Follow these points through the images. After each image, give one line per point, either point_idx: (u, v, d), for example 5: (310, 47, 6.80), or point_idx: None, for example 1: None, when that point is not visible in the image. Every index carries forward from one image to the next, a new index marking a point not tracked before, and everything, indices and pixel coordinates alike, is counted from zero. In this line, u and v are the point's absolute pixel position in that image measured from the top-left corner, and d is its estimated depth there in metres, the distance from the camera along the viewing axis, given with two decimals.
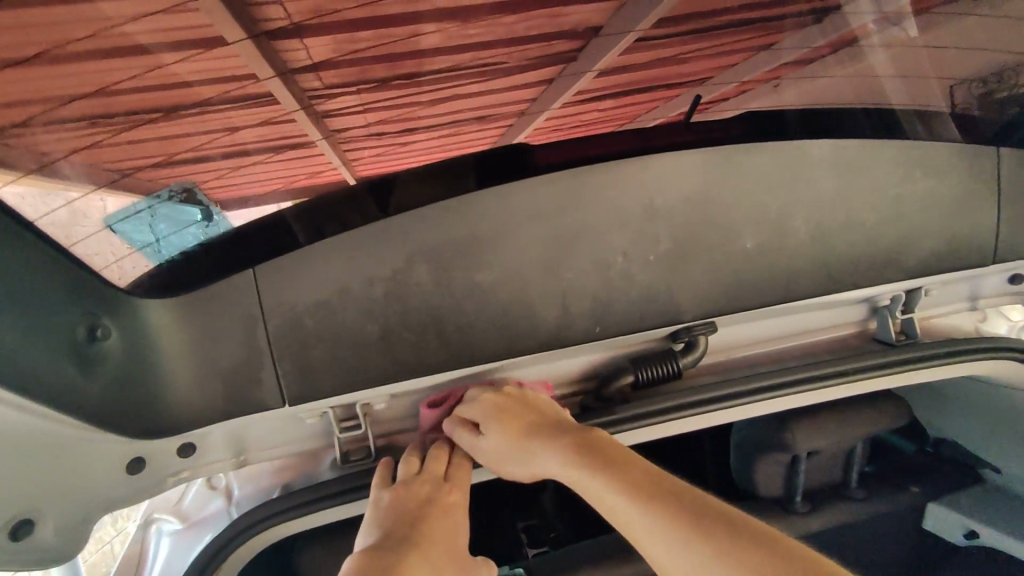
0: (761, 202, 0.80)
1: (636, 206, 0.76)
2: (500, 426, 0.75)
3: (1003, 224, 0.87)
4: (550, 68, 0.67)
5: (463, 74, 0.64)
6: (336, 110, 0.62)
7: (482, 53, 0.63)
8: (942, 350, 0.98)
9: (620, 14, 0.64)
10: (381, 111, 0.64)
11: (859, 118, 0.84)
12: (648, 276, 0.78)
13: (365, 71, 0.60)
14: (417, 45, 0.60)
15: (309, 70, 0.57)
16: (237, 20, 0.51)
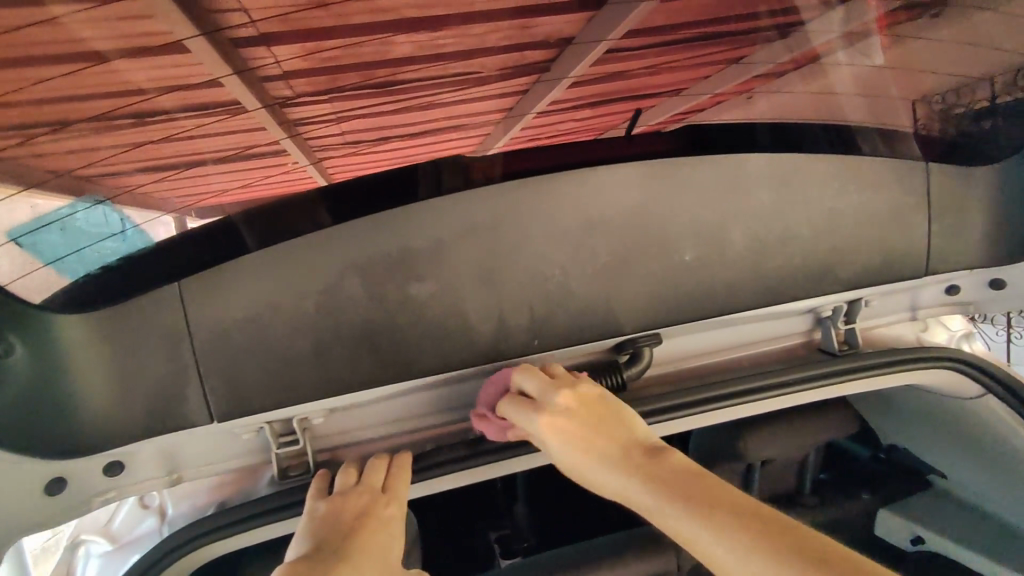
0: (699, 215, 0.79)
1: (573, 220, 0.75)
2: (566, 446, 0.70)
3: (936, 236, 0.89)
4: (525, 78, 0.60)
5: (442, 82, 0.58)
6: (307, 116, 0.57)
7: (464, 62, 0.57)
8: (881, 361, 0.99)
9: (597, 21, 0.58)
10: (353, 120, 0.59)
11: (815, 133, 0.81)
12: (585, 289, 0.78)
13: (338, 81, 0.54)
14: (390, 54, 0.54)
15: (276, 77, 0.52)
16: (186, 14, 0.45)
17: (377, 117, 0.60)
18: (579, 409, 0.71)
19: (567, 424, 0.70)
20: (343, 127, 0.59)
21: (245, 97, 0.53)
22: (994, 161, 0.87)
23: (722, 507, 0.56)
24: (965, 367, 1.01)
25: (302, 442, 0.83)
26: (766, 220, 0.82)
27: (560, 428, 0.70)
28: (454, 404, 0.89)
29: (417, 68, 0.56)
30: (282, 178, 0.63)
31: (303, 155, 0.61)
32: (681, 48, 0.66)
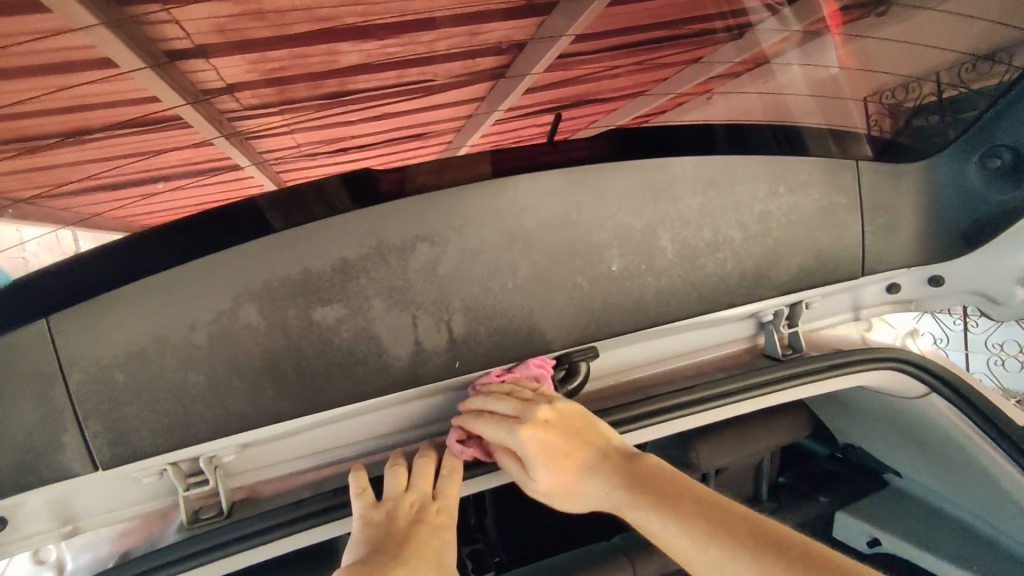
0: (625, 223, 0.76)
1: (491, 234, 0.71)
2: (542, 474, 0.74)
3: (869, 235, 0.87)
4: (476, 85, 0.73)
5: (391, 93, 0.69)
6: (261, 132, 0.64)
7: (407, 71, 0.68)
8: (825, 363, 0.96)
9: (541, 28, 0.73)
10: (307, 132, 0.67)
11: (767, 138, 0.82)
12: (507, 305, 0.74)
13: (289, 92, 0.63)
14: (338, 64, 0.63)
15: (224, 91, 0.59)
16: (136, 47, 0.50)
17: (334, 127, 0.69)
18: (560, 429, 0.74)
19: (551, 448, 0.73)
20: (298, 137, 0.68)
21: (160, 91, 0.55)
22: (924, 156, 0.85)
23: (717, 513, 0.65)
24: (911, 366, 0.99)
25: (212, 483, 0.77)
26: (694, 226, 0.79)
27: (544, 441, 0.73)
28: (382, 429, 0.84)
29: (365, 77, 0.66)
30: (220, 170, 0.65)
31: (247, 157, 0.65)
32: (621, 58, 0.85)
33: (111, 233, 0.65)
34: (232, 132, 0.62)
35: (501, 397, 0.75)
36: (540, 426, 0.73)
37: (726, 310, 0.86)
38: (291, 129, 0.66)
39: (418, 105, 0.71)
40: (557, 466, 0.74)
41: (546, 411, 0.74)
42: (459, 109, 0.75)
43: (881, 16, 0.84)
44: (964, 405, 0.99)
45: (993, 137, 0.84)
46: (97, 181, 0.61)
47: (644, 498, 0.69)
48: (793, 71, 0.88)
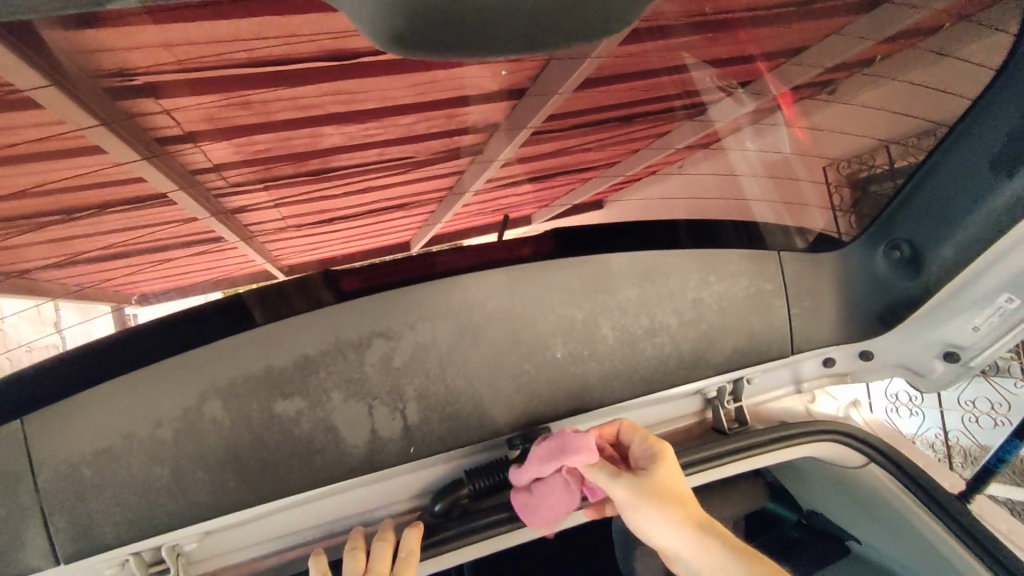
0: (566, 313, 0.83)
1: (444, 329, 0.78)
2: (644, 506, 0.87)
3: (797, 318, 0.94)
4: (460, 161, 0.69)
5: (376, 168, 0.64)
6: (248, 206, 0.61)
7: (394, 147, 0.63)
8: (768, 436, 1.02)
9: (514, 113, 0.68)
10: (295, 205, 0.64)
11: (730, 234, 0.91)
12: (457, 392, 0.80)
13: (274, 171, 0.60)
14: (319, 145, 0.59)
15: (212, 172, 0.57)
16: (88, 102, 0.47)
17: (320, 200, 0.64)
18: (666, 476, 0.89)
19: (662, 495, 0.87)
20: (283, 212, 0.64)
21: (158, 181, 0.54)
22: (838, 246, 0.94)
23: None
24: (847, 437, 1.05)
25: (174, 572, 0.79)
26: (632, 313, 0.86)
27: (667, 479, 0.88)
28: (343, 512, 0.88)
29: (348, 155, 0.61)
30: (223, 263, 0.65)
31: (236, 234, 0.62)
32: (592, 133, 0.76)
33: (96, 304, 0.63)
34: (219, 206, 0.60)
35: (645, 437, 0.92)
36: (671, 468, 0.90)
37: (669, 390, 0.92)
38: (278, 204, 0.63)
39: (399, 181, 0.66)
40: (665, 500, 0.87)
41: (662, 465, 0.89)
42: (446, 180, 0.70)
43: (830, 95, 0.86)
44: (900, 473, 1.04)
45: (892, 232, 0.93)
46: (86, 256, 0.58)
47: (733, 554, 0.83)
48: (745, 150, 0.89)
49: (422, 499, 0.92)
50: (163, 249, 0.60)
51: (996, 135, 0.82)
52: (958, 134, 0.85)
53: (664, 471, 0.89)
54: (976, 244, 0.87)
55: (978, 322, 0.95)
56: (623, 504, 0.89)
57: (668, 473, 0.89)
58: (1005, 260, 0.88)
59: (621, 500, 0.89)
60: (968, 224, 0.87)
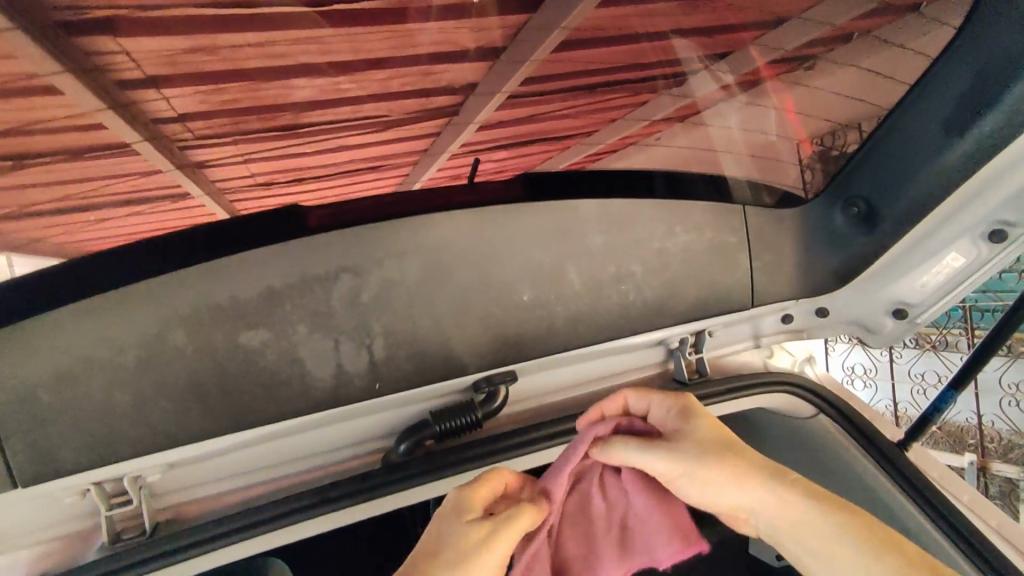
0: (534, 257, 0.84)
1: (412, 267, 0.79)
2: (692, 464, 0.66)
3: (758, 271, 0.97)
4: (437, 118, 0.73)
5: (347, 124, 0.68)
6: (211, 158, 0.64)
7: (364, 104, 0.67)
8: (725, 386, 1.05)
9: (493, 71, 0.72)
10: (264, 164, 0.68)
11: (699, 186, 0.94)
12: (423, 331, 0.81)
13: (236, 122, 0.62)
14: (286, 100, 0.62)
15: (174, 120, 0.58)
16: (63, 55, 0.50)
17: (285, 156, 0.68)
18: (709, 430, 0.69)
19: (716, 451, 0.66)
20: (250, 168, 0.68)
21: (154, 158, 0.61)
22: (798, 203, 0.98)
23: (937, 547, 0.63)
24: (797, 389, 1.11)
25: (137, 502, 0.79)
26: (599, 260, 0.88)
27: (707, 434, 0.69)
28: (308, 450, 0.88)
29: (324, 110, 0.65)
30: (174, 209, 0.68)
31: (201, 188, 0.67)
32: (580, 100, 0.84)
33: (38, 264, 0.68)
34: (186, 159, 0.63)
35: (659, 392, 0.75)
36: (705, 420, 0.71)
37: (633, 338, 0.94)
38: (245, 160, 0.66)
39: (374, 135, 0.71)
40: (716, 455, 0.66)
41: (697, 420, 0.70)
42: (421, 140, 0.76)
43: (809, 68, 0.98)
44: (845, 423, 1.10)
45: (849, 189, 0.96)
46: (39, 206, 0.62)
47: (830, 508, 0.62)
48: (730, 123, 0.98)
49: (387, 439, 0.93)
50: (123, 197, 0.64)
51: (950, 94, 0.85)
52: (919, 89, 0.87)
53: (700, 425, 0.70)
54: (926, 201, 0.92)
55: (926, 279, 0.99)
56: (666, 469, 0.66)
57: (704, 427, 0.70)
58: (953, 220, 0.92)
59: (660, 467, 0.67)
60: (919, 181, 0.91)
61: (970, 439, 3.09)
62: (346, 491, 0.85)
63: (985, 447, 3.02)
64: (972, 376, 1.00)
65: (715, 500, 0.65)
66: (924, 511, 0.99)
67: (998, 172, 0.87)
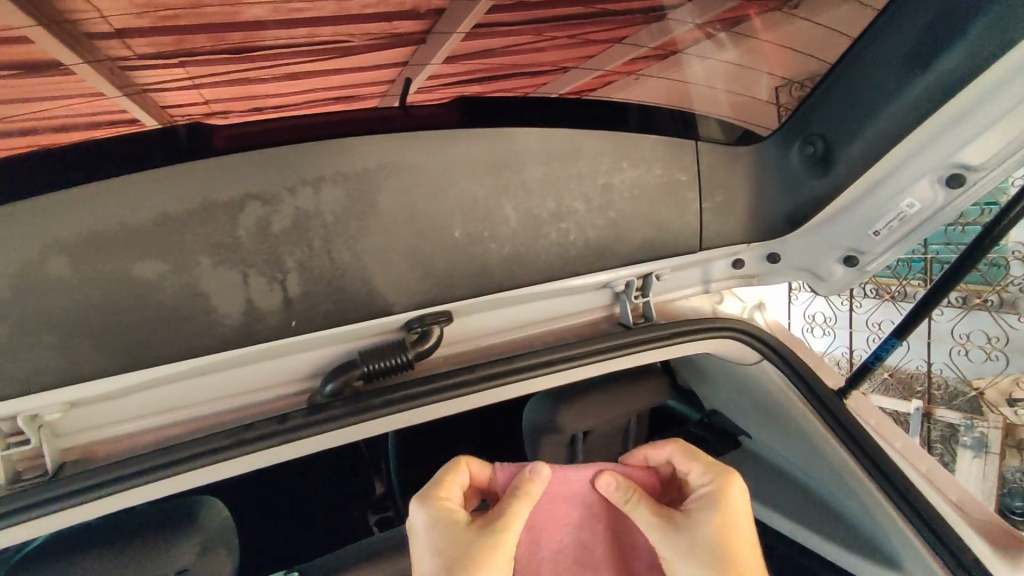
0: (467, 190, 0.78)
1: (332, 197, 0.72)
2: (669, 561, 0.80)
3: (708, 211, 0.93)
4: (398, 50, 0.82)
5: (300, 49, 0.76)
6: (153, 71, 0.71)
7: (319, 31, 0.74)
8: (672, 331, 1.02)
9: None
10: (215, 88, 0.75)
11: (667, 117, 0.90)
12: (344, 267, 0.75)
13: (185, 43, 0.69)
14: (236, 18, 0.69)
15: (113, 36, 0.66)
16: None
17: (240, 85, 0.76)
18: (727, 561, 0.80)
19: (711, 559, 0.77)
20: (203, 94, 0.75)
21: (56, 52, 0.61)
22: (756, 140, 0.93)
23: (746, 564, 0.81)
24: (748, 335, 1.07)
25: (34, 443, 0.73)
26: (538, 195, 0.82)
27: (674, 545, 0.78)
28: (228, 392, 0.83)
29: (269, 39, 0.73)
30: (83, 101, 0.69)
31: (148, 112, 0.72)
32: (548, 29, 0.93)
33: None
34: (127, 80, 0.70)
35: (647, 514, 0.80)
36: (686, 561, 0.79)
37: (575, 279, 0.90)
38: (199, 87, 0.74)
39: (330, 65, 0.80)
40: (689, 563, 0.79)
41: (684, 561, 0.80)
42: (382, 72, 0.83)
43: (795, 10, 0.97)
44: (789, 370, 1.08)
45: (809, 126, 0.91)
46: None
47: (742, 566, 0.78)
48: (710, 62, 0.99)
49: (315, 380, 0.88)
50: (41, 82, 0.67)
51: (919, 23, 0.79)
52: (888, 17, 0.81)
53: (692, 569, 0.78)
54: (886, 142, 0.88)
55: (879, 226, 0.96)
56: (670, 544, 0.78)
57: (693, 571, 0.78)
58: (912, 160, 0.89)
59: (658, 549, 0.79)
60: (881, 120, 0.86)
61: (918, 387, 3.21)
62: (262, 432, 0.81)
63: (931, 394, 3.13)
64: (916, 325, 0.98)
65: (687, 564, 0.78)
66: (858, 459, 1.06)
67: (961, 113, 0.84)
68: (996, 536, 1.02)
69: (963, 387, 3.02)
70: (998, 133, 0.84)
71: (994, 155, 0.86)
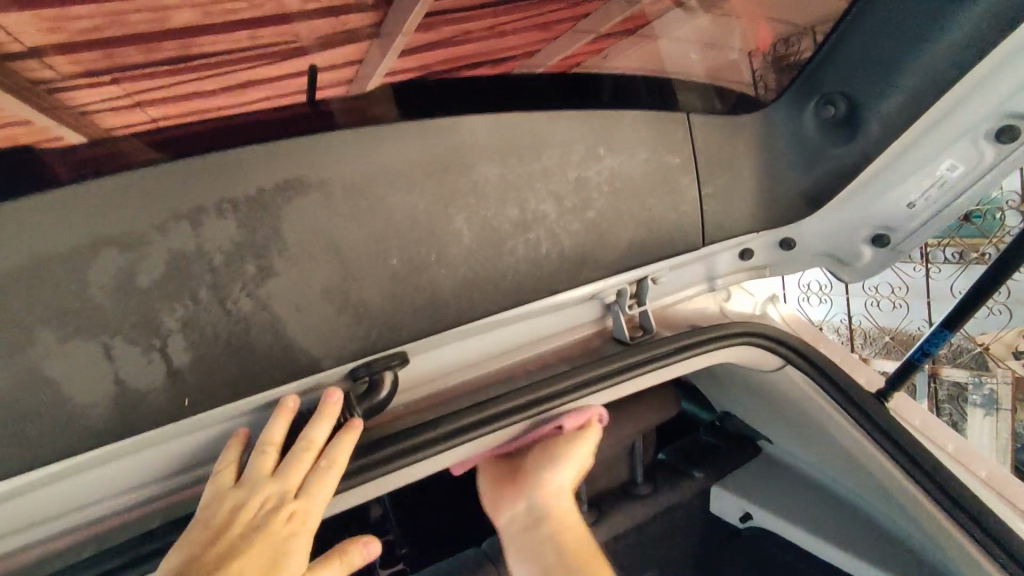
0: (401, 203, 0.60)
1: (215, 231, 0.54)
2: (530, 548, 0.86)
3: (709, 199, 0.76)
4: (348, 47, 0.58)
5: (251, 55, 0.53)
6: (84, 94, 0.49)
7: (264, 31, 0.52)
8: (677, 343, 0.86)
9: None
10: (162, 103, 0.53)
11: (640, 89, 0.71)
12: (247, 321, 0.57)
13: (117, 57, 0.47)
14: (167, 24, 0.47)
15: (25, 57, 0.44)
16: None
17: (190, 94, 0.53)
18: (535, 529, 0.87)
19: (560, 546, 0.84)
20: (149, 112, 0.53)
21: None
22: (755, 106, 0.76)
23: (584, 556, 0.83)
24: (765, 340, 0.91)
25: None
26: (495, 201, 0.65)
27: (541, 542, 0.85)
28: (125, 488, 0.64)
29: (211, 43, 0.50)
30: None
31: (74, 129, 0.51)
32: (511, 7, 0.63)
33: None
34: (53, 103, 0.48)
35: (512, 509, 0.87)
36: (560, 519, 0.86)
37: (555, 298, 0.73)
38: (140, 104, 0.52)
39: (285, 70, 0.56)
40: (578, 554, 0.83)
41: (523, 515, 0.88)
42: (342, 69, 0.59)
43: None
44: (817, 375, 0.92)
45: (823, 83, 0.74)
46: None
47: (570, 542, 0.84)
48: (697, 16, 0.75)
49: None
50: None
51: None
52: None
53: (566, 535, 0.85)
54: (923, 95, 0.71)
55: (915, 196, 0.80)
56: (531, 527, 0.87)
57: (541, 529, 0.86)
58: (953, 113, 0.72)
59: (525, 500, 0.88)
60: (915, 68, 0.69)
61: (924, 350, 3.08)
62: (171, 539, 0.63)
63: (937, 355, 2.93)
64: (970, 314, 0.83)
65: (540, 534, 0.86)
66: (918, 480, 0.89)
67: (1017, 49, 0.67)
68: None
69: (965, 344, 2.83)
70: None
71: None
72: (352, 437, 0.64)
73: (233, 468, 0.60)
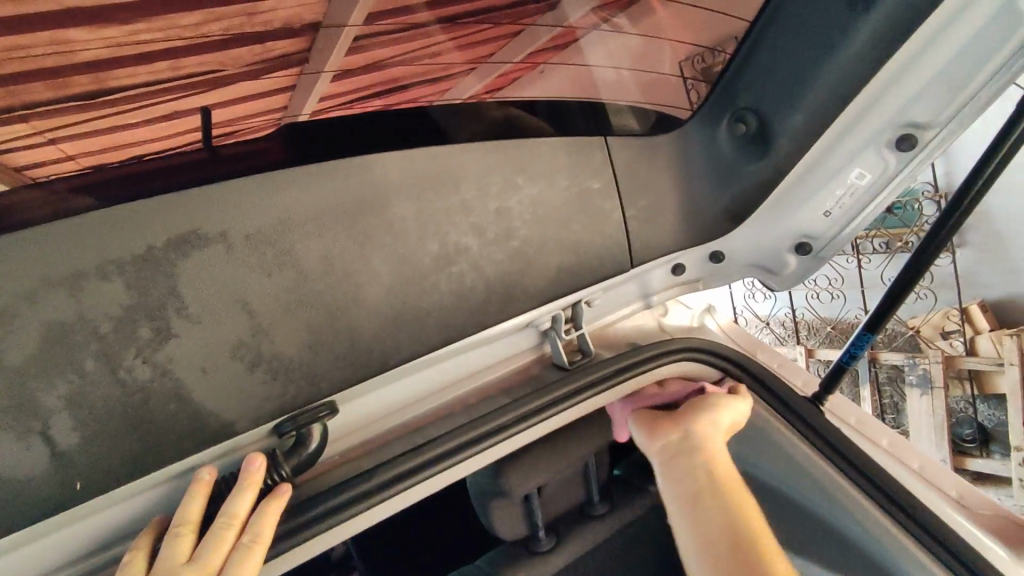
0: (311, 249, 0.57)
1: (100, 296, 0.50)
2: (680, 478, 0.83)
3: (632, 220, 0.76)
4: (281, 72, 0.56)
5: (174, 84, 0.52)
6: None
7: (185, 57, 0.51)
8: (613, 366, 0.84)
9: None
10: (83, 139, 0.50)
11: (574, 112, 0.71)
12: (145, 388, 0.53)
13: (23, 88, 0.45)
14: (74, 57, 0.45)
15: None
16: None
17: (111, 128, 0.50)
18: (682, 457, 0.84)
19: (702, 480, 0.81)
20: (67, 149, 0.50)
21: None
22: (675, 126, 0.77)
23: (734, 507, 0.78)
24: (704, 353, 0.92)
25: None
26: (414, 238, 0.62)
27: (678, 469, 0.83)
28: None
29: (125, 72, 0.48)
30: None
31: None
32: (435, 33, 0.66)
33: None
34: None
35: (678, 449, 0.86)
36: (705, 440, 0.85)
37: (483, 334, 0.69)
38: (58, 141, 0.49)
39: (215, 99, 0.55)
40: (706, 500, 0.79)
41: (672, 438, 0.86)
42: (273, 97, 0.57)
43: None
44: (756, 384, 0.94)
45: (735, 100, 0.77)
46: None
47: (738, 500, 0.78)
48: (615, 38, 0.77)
49: None
50: None
51: None
52: None
53: (699, 465, 0.82)
54: (824, 108, 0.74)
55: (830, 206, 0.81)
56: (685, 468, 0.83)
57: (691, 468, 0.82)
58: (857, 125, 0.74)
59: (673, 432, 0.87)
60: (817, 83, 0.72)
61: None
62: None
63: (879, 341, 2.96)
64: (891, 314, 0.86)
65: (682, 470, 0.83)
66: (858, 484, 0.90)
67: (908, 59, 0.70)
68: (1008, 534, 0.90)
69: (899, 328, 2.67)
70: (946, 80, 0.70)
71: (945, 107, 0.72)
72: (281, 503, 0.57)
73: (143, 557, 0.52)
